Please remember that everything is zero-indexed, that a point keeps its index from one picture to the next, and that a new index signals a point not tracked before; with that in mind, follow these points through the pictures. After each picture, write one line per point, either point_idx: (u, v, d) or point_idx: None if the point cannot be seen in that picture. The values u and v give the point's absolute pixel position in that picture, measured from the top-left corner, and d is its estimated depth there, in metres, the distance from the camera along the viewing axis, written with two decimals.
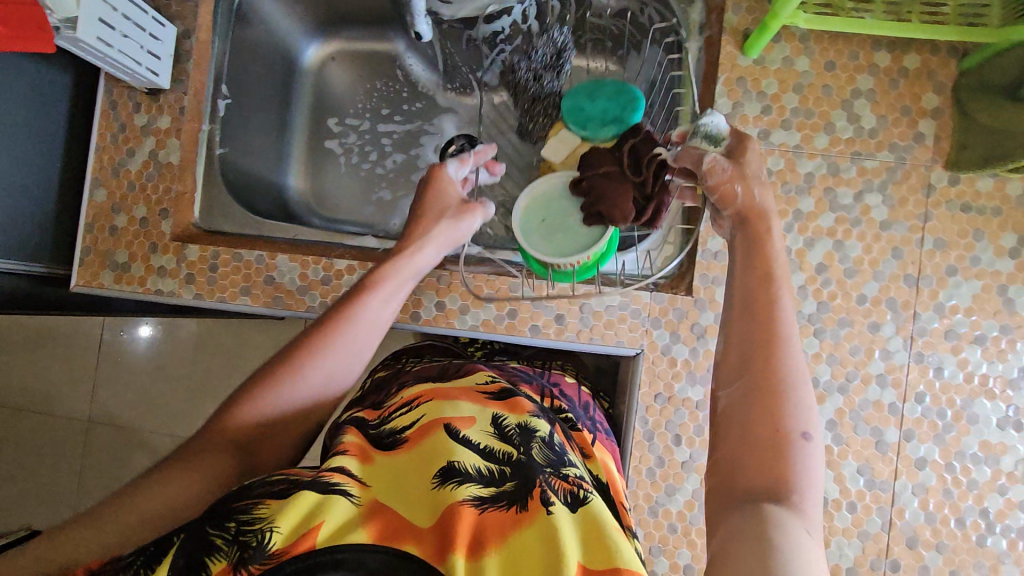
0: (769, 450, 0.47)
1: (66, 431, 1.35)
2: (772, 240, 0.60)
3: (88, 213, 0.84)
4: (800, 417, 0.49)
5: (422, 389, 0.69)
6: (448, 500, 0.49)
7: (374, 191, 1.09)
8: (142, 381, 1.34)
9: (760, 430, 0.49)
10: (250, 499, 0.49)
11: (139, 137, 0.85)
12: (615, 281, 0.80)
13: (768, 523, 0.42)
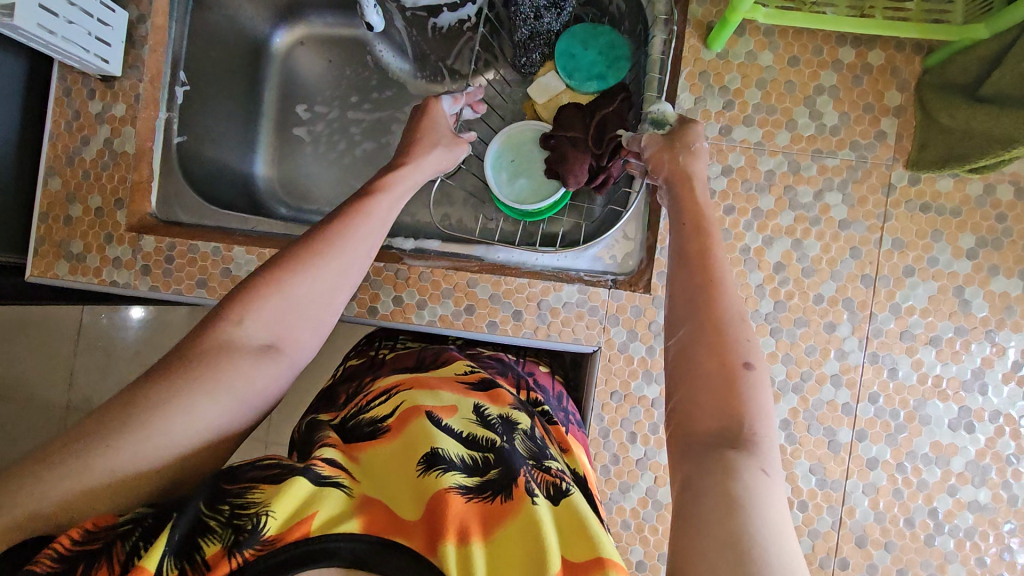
0: (720, 387, 0.46)
1: (43, 415, 1.34)
2: (697, 194, 0.62)
3: (43, 202, 0.83)
4: (746, 348, 0.48)
5: (400, 377, 0.66)
6: (435, 486, 0.49)
7: (343, 181, 1.07)
8: (120, 367, 1.33)
9: (706, 366, 0.47)
10: (241, 482, 0.48)
11: (93, 125, 0.83)
12: (573, 277, 0.80)
13: (729, 474, 0.42)
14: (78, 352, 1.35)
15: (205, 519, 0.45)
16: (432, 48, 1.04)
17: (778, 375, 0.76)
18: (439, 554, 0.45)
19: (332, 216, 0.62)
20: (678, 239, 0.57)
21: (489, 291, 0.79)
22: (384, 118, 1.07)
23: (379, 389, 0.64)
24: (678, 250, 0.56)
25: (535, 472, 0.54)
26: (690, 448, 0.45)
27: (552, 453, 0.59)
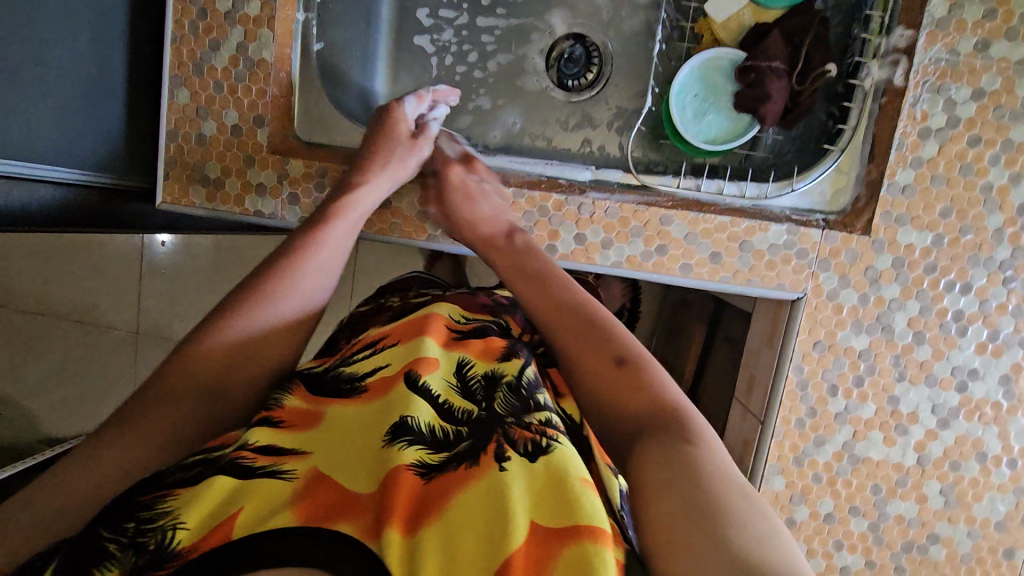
0: (616, 386, 0.50)
1: (109, 339, 1.43)
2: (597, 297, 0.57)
3: (170, 117, 0.73)
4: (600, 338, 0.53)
5: (386, 330, 0.66)
6: (394, 459, 0.45)
7: (468, 99, 0.95)
8: (198, 292, 1.42)
9: (591, 366, 0.51)
10: (155, 492, 0.43)
11: (223, 26, 0.70)
12: (778, 216, 0.71)
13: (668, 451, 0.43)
14: (143, 278, 1.42)
15: (104, 544, 0.40)
16: None
17: (1005, 328, 0.69)
18: (382, 538, 0.39)
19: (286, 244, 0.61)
20: (515, 270, 0.61)
21: (684, 230, 0.70)
22: (522, 25, 0.95)
23: (368, 341, 0.65)
24: (526, 288, 0.59)
25: (541, 427, 0.50)
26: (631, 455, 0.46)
27: (545, 399, 0.56)
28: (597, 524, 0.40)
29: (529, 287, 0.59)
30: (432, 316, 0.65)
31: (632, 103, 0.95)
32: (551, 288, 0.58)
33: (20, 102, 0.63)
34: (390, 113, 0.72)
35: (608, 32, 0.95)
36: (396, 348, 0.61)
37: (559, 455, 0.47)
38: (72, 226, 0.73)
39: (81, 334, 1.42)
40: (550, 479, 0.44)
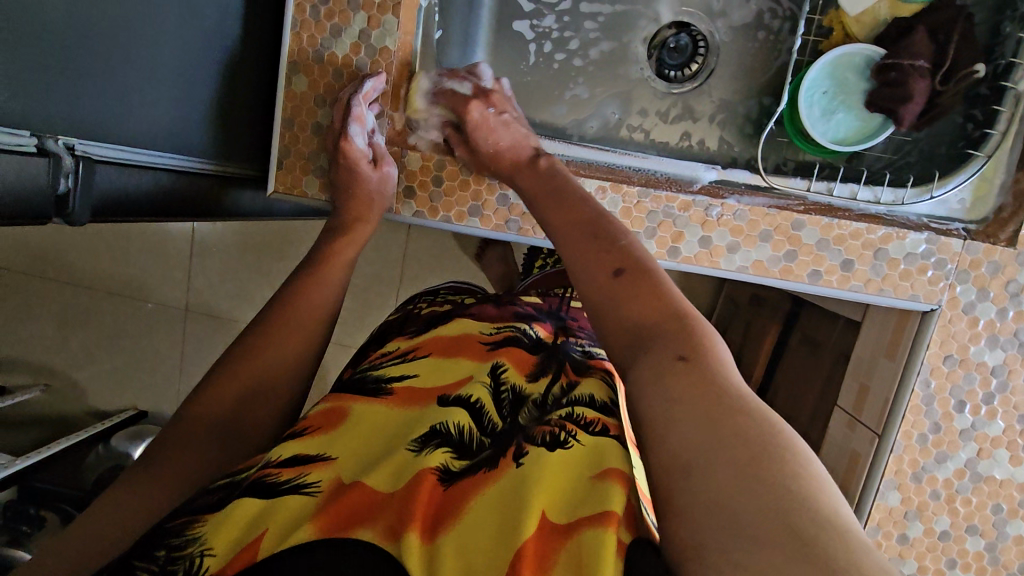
0: (664, 377, 0.38)
1: (161, 316, 1.43)
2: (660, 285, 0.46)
3: (286, 105, 0.71)
4: (687, 330, 0.42)
5: (415, 342, 0.64)
6: (418, 466, 0.44)
7: (565, 88, 0.92)
8: (248, 273, 1.40)
9: (653, 347, 0.41)
10: (182, 519, 0.42)
11: (347, 12, 0.69)
12: (918, 224, 0.68)
13: (694, 382, 0.37)
14: (194, 259, 1.40)
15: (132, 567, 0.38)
16: None
17: None
18: (401, 542, 0.37)
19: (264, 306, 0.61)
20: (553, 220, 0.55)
21: (817, 235, 0.67)
22: (626, 12, 0.92)
23: (399, 353, 0.62)
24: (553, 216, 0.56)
25: (562, 422, 0.50)
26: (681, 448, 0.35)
27: (571, 399, 0.54)
28: (608, 508, 0.39)
29: (566, 229, 0.53)
30: (460, 332, 0.64)
31: (737, 97, 0.92)
32: (587, 249, 0.50)
33: (155, 88, 0.62)
34: (343, 155, 0.67)
35: (716, 20, 0.91)
36: (427, 361, 0.59)
37: (580, 451, 0.47)
38: (182, 214, 0.73)
39: (135, 311, 1.43)
40: (572, 482, 0.43)
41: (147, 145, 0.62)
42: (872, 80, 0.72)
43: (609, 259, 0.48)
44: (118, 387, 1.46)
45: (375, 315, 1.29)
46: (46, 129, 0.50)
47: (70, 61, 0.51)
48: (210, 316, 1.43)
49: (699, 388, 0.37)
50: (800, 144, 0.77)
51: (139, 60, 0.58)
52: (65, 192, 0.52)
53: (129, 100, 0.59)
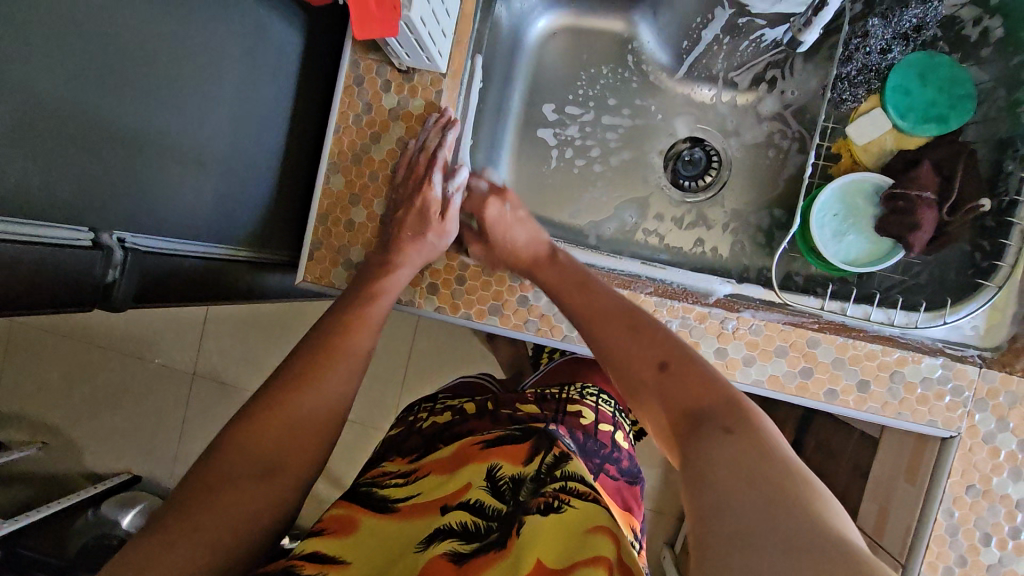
0: (719, 452, 0.43)
1: (169, 379, 1.43)
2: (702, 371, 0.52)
3: (321, 201, 0.75)
4: (728, 407, 0.47)
5: (418, 461, 0.64)
6: (427, 557, 0.47)
7: (585, 191, 0.97)
8: (260, 341, 1.41)
9: (705, 435, 0.45)
10: None
11: (387, 121, 0.74)
12: (930, 347, 0.68)
13: (743, 448, 0.42)
14: (210, 324, 1.42)
15: None
16: (722, 54, 0.93)
17: None
18: None
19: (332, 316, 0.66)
20: (596, 314, 0.62)
21: (832, 354, 0.68)
22: (645, 126, 0.98)
23: (402, 470, 0.63)
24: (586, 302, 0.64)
25: (557, 491, 0.53)
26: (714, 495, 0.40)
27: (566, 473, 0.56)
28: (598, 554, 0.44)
29: (604, 333, 0.60)
30: (458, 444, 0.64)
31: (750, 208, 0.95)
32: (637, 338, 0.57)
33: (204, 186, 0.66)
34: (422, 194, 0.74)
35: (729, 138, 0.96)
36: (433, 475, 0.59)
37: (571, 517, 0.49)
38: (204, 297, 0.74)
39: (145, 372, 1.43)
40: (565, 534, 0.47)
41: (190, 236, 0.66)
42: (882, 206, 0.75)
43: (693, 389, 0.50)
44: (116, 449, 1.43)
45: (380, 393, 1.28)
46: (104, 223, 0.54)
47: (135, 163, 0.56)
48: (217, 381, 1.42)
49: (793, 510, 0.37)
50: (813, 259, 0.79)
51: (194, 158, 0.63)
52: (111, 281, 0.56)
53: (179, 197, 0.63)
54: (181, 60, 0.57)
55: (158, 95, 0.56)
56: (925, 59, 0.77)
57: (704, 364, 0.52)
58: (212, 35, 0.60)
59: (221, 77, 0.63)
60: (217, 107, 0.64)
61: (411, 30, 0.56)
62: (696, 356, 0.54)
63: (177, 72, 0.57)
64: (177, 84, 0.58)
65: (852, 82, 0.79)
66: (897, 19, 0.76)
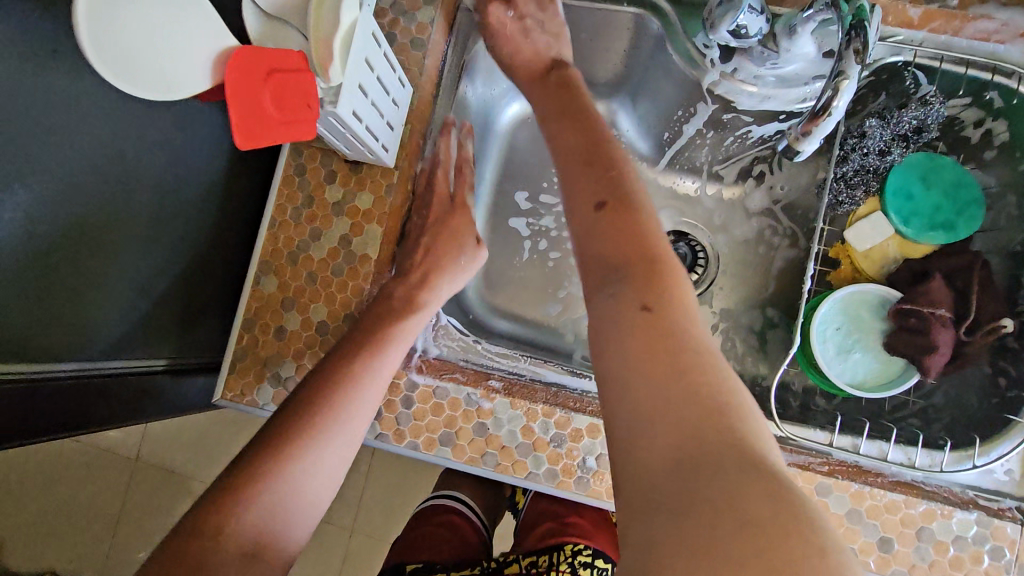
0: (633, 330, 0.45)
1: (99, 463, 1.20)
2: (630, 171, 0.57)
3: (249, 305, 0.64)
4: (661, 289, 0.48)
5: None
6: None
7: (560, 286, 0.86)
8: (215, 427, 1.20)
9: (621, 290, 0.48)
10: None
11: (330, 216, 0.65)
12: (957, 496, 0.58)
13: (657, 336, 0.44)
14: None
15: None
16: (706, 145, 0.84)
17: None
18: None
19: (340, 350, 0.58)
20: (565, 152, 0.61)
21: (847, 504, 0.57)
22: None
23: None
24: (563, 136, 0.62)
25: None
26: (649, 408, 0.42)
27: None
28: None
29: (565, 163, 0.60)
30: None
31: (740, 307, 0.84)
32: (574, 184, 0.57)
33: (101, 293, 0.55)
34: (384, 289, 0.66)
35: (717, 234, 0.87)
36: None
37: None
38: (108, 421, 0.63)
39: (75, 454, 1.20)
40: None
41: (73, 354, 0.54)
42: (891, 323, 0.67)
43: (605, 193, 0.54)
44: (30, 546, 1.17)
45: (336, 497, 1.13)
46: None
47: (14, 279, 0.46)
48: (160, 467, 1.21)
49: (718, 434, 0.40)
50: (816, 378, 0.69)
51: (97, 263, 0.54)
52: None
53: (64, 309, 0.52)
54: (84, 160, 0.49)
55: (48, 199, 0.47)
56: (928, 160, 0.70)
57: (647, 213, 0.53)
58: (127, 127, 0.53)
59: (140, 171, 0.55)
60: (132, 205, 0.55)
61: (340, 124, 0.50)
62: (643, 206, 0.54)
63: (78, 172, 0.49)
64: (76, 185, 0.49)
65: (850, 183, 0.72)
66: (896, 119, 0.70)
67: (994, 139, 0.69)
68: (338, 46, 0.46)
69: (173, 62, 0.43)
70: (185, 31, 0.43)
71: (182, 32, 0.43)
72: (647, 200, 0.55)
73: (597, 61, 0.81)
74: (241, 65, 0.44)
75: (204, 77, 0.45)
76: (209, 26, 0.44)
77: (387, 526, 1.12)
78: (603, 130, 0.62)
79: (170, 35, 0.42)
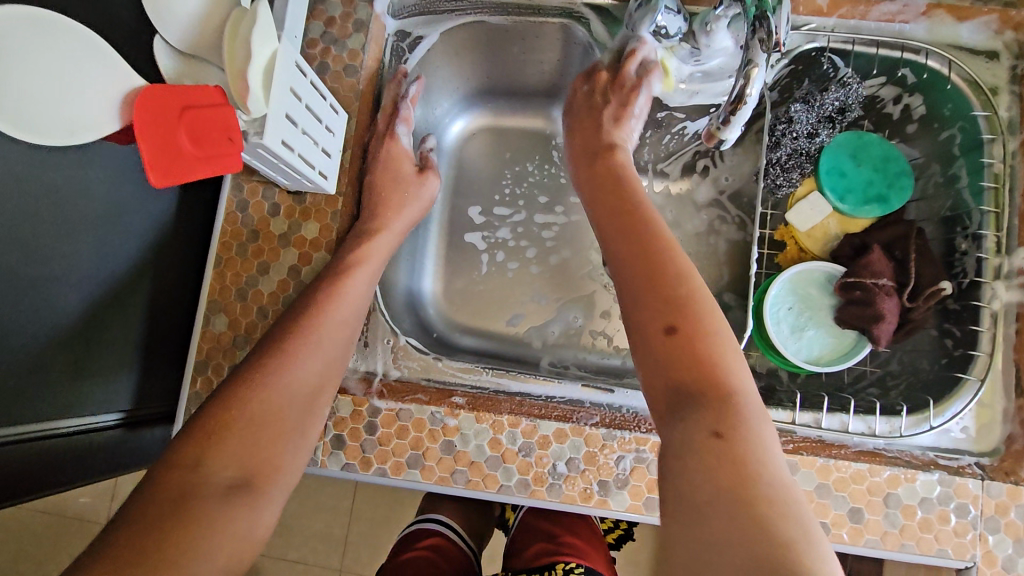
0: (704, 461, 0.42)
1: (75, 533, 1.09)
2: (687, 266, 0.54)
3: (201, 346, 0.63)
4: (721, 411, 0.45)
5: None
6: None
7: (522, 295, 0.86)
8: None
9: (693, 420, 0.45)
10: None
11: (277, 249, 0.64)
12: (919, 459, 0.60)
13: (721, 465, 0.41)
14: None
15: None
16: (648, 146, 0.86)
17: None
18: None
19: (326, 268, 0.61)
20: (619, 262, 0.57)
21: (814, 480, 0.58)
22: (581, 223, 0.89)
23: None
24: (611, 233, 0.60)
25: None
26: (693, 489, 0.41)
27: None
28: None
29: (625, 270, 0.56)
30: None
31: None
32: (638, 280, 0.54)
33: (38, 352, 0.53)
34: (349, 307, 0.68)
35: (671, 230, 0.87)
36: None
37: None
38: (67, 483, 0.60)
39: (48, 524, 1.09)
40: None
41: (12, 419, 0.52)
42: (839, 297, 0.70)
43: (664, 311, 0.51)
44: None
45: (323, 539, 1.10)
46: None
47: None
48: None
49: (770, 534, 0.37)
50: (774, 360, 0.71)
51: (33, 322, 0.52)
52: None
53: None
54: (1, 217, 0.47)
55: None
56: (856, 139, 0.73)
57: (719, 341, 0.49)
58: (52, 180, 0.51)
59: (74, 223, 0.54)
60: (66, 258, 0.54)
61: (271, 154, 0.50)
62: (707, 320, 0.50)
63: (4, 232, 0.48)
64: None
65: (784, 167, 0.74)
66: (820, 102, 0.72)
67: (914, 115, 0.72)
68: (254, 77, 0.46)
69: (74, 108, 0.45)
70: (86, 77, 0.45)
71: (83, 79, 0.45)
72: (713, 308, 0.51)
73: (533, 72, 0.84)
74: (149, 100, 0.44)
75: (112, 120, 0.46)
76: (111, 71, 0.46)
77: (376, 560, 1.09)
78: (653, 230, 0.57)
79: (70, 84, 0.44)
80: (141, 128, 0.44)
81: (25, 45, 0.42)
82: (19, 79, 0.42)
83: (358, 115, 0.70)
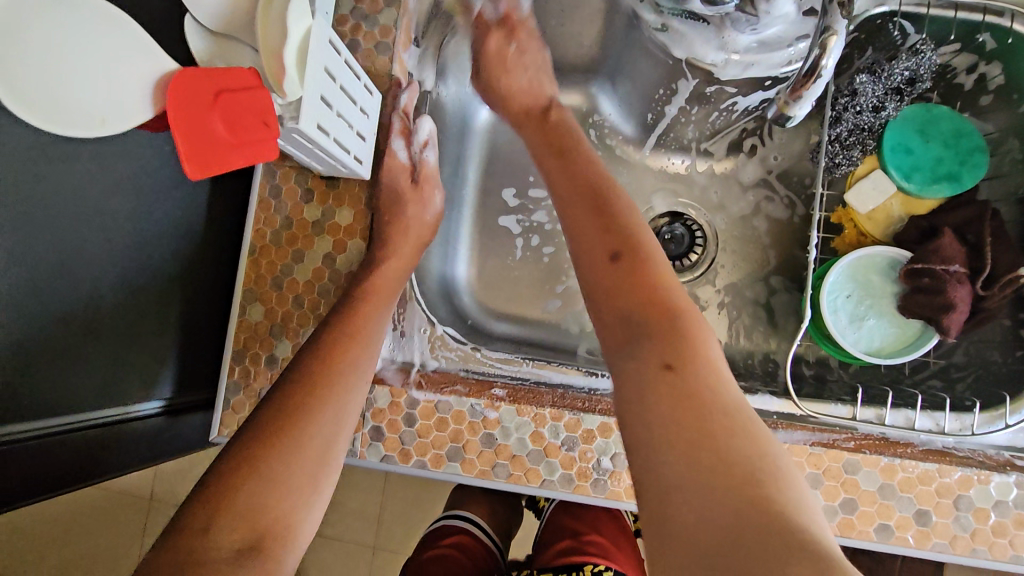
0: (656, 389, 0.45)
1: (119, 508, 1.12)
2: (628, 200, 0.59)
3: (237, 336, 0.62)
4: (673, 343, 0.48)
5: None
6: None
7: (558, 281, 0.83)
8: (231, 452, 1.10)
9: (645, 355, 0.48)
10: None
11: (311, 236, 0.63)
12: (993, 459, 0.56)
13: (674, 392, 0.44)
14: None
15: None
16: (692, 123, 0.81)
17: None
18: None
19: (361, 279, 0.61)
20: (561, 197, 0.62)
21: (877, 480, 0.55)
22: None
23: None
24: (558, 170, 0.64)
25: None
26: (653, 417, 0.44)
27: None
28: None
29: (570, 207, 0.60)
30: None
31: (744, 281, 0.80)
32: (585, 212, 0.58)
33: (80, 347, 0.53)
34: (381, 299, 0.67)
35: (715, 212, 0.83)
36: None
37: None
38: (115, 471, 0.61)
39: (96, 500, 1.12)
40: None
41: (55, 412, 0.52)
42: (904, 283, 0.65)
43: (609, 242, 0.55)
44: None
45: (358, 519, 1.11)
46: None
47: None
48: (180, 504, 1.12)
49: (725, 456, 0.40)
50: (831, 350, 0.67)
51: (72, 315, 0.52)
52: None
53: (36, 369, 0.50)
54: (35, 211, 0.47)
55: None
56: (924, 112, 0.68)
57: (657, 267, 0.54)
58: (85, 171, 0.50)
59: (108, 214, 0.53)
60: (103, 252, 0.53)
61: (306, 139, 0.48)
62: (651, 250, 0.55)
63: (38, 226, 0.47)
64: (35, 241, 0.47)
65: (845, 144, 0.69)
66: (887, 73, 0.66)
67: (992, 84, 0.66)
68: (290, 57, 0.44)
69: (103, 91, 0.43)
70: (116, 60, 0.43)
71: (111, 59, 0.43)
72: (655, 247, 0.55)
73: (569, 46, 0.80)
74: (184, 88, 0.43)
75: (142, 105, 0.44)
76: (141, 50, 0.44)
77: (409, 539, 1.10)
78: (600, 175, 0.62)
79: (99, 64, 0.43)
80: (175, 117, 0.43)
81: (55, 25, 0.41)
82: (48, 65, 0.41)
83: (393, 95, 0.67)
